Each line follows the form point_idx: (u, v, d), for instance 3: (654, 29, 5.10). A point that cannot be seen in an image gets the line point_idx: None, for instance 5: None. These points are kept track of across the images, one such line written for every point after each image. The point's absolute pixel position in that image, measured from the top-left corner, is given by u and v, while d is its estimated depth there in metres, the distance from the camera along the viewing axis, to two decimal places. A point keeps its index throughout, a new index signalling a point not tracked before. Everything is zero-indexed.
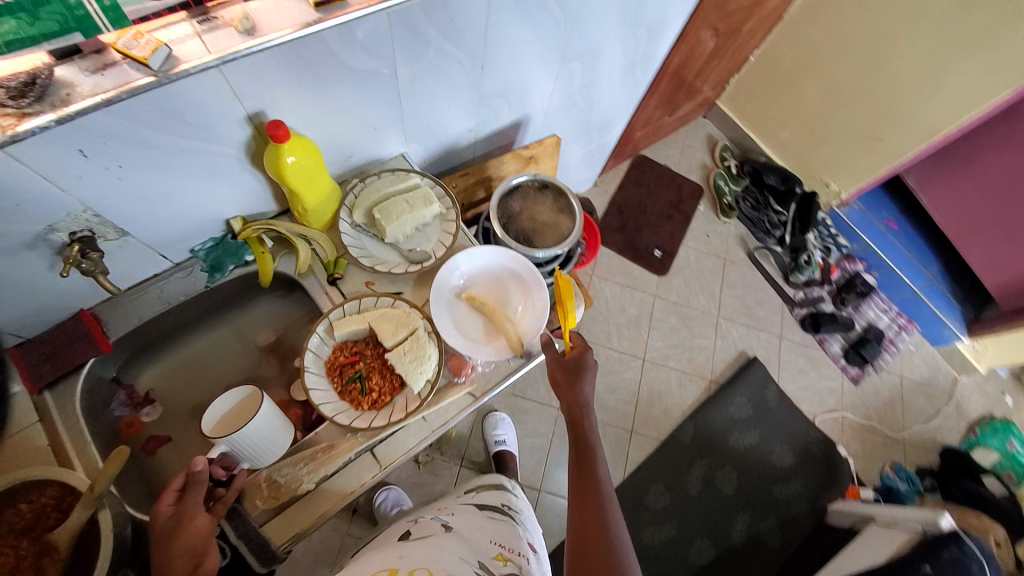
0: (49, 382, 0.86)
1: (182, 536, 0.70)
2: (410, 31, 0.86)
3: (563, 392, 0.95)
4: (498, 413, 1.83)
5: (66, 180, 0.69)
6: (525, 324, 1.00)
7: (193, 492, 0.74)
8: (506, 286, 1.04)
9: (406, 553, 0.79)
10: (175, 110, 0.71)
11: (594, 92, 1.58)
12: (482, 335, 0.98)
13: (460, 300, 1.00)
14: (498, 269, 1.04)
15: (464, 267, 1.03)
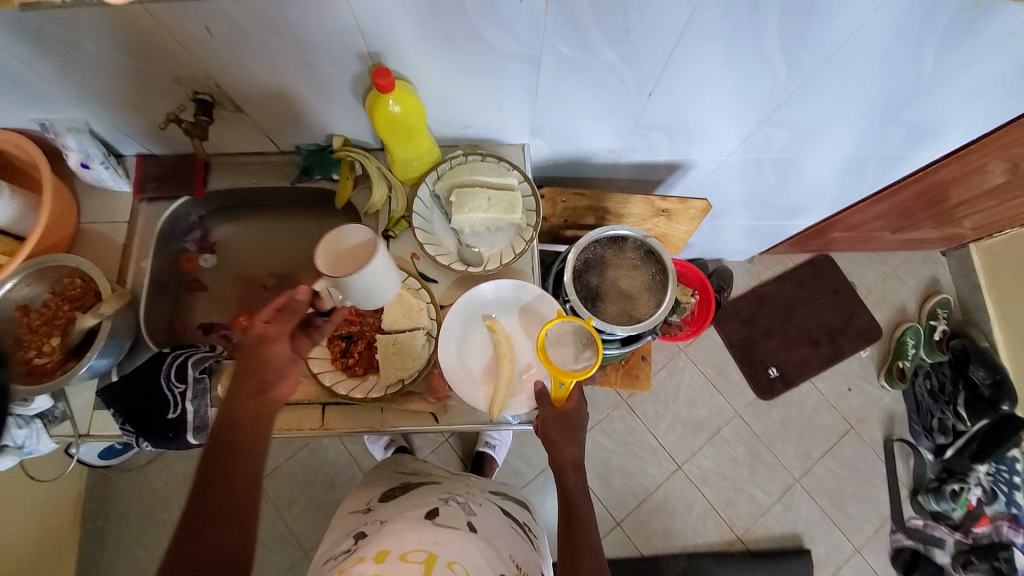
0: (150, 196, 1.00)
1: (267, 352, 0.67)
2: (569, 26, 0.72)
3: (554, 451, 0.81)
4: None
5: (195, 46, 0.74)
6: (524, 389, 0.91)
7: (286, 317, 0.68)
8: (532, 337, 0.95)
9: (442, 539, 0.69)
10: (294, 21, 0.69)
11: (792, 170, 1.24)
12: (477, 372, 0.92)
13: (479, 325, 0.95)
14: (536, 316, 0.95)
15: (498, 293, 0.95)
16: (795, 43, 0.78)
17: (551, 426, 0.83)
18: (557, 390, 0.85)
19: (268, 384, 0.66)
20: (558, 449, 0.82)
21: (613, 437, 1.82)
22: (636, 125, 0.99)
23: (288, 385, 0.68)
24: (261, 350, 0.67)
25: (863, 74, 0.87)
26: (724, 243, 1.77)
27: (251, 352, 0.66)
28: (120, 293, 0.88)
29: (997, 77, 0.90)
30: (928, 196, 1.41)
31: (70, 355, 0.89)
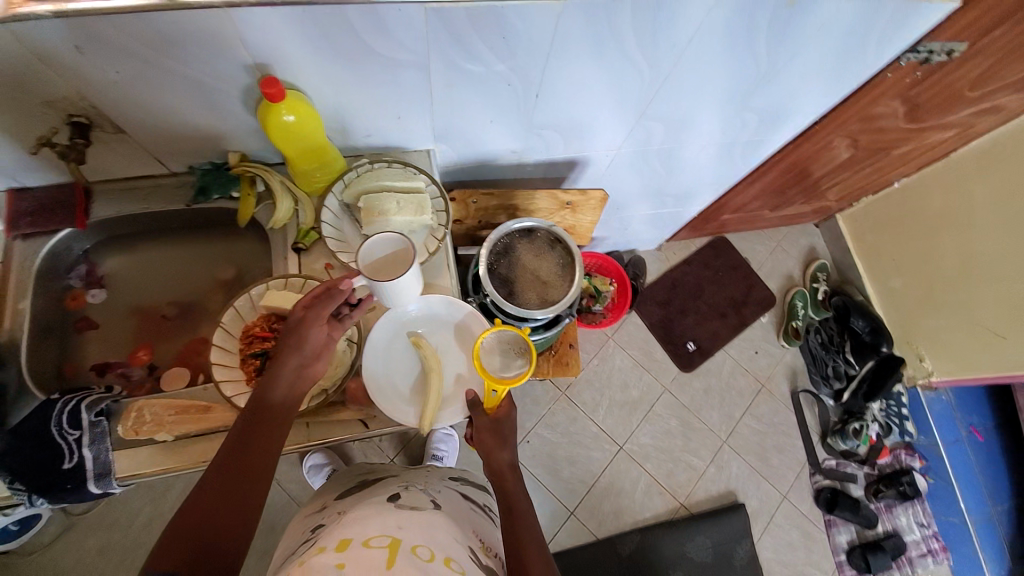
0: (23, 232, 0.90)
1: (305, 336, 0.76)
2: (453, 37, 0.78)
3: (490, 457, 0.86)
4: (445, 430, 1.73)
5: (63, 68, 0.71)
6: (454, 402, 0.93)
7: (325, 304, 0.78)
8: (460, 344, 0.97)
9: (406, 523, 0.70)
10: (171, 37, 0.69)
11: (677, 160, 1.40)
12: (406, 390, 0.93)
13: (405, 342, 0.96)
14: (461, 324, 0.98)
15: (425, 308, 0.97)
16: (651, 43, 0.90)
17: (484, 433, 0.88)
18: (491, 397, 0.91)
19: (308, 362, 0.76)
20: (491, 454, 0.86)
21: (557, 429, 1.88)
22: (532, 125, 1.07)
23: (323, 364, 0.78)
24: (302, 333, 0.77)
25: (714, 66, 1.02)
26: (634, 233, 1.92)
27: (293, 331, 0.76)
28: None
29: (816, 65, 1.09)
30: (790, 174, 1.65)
31: None
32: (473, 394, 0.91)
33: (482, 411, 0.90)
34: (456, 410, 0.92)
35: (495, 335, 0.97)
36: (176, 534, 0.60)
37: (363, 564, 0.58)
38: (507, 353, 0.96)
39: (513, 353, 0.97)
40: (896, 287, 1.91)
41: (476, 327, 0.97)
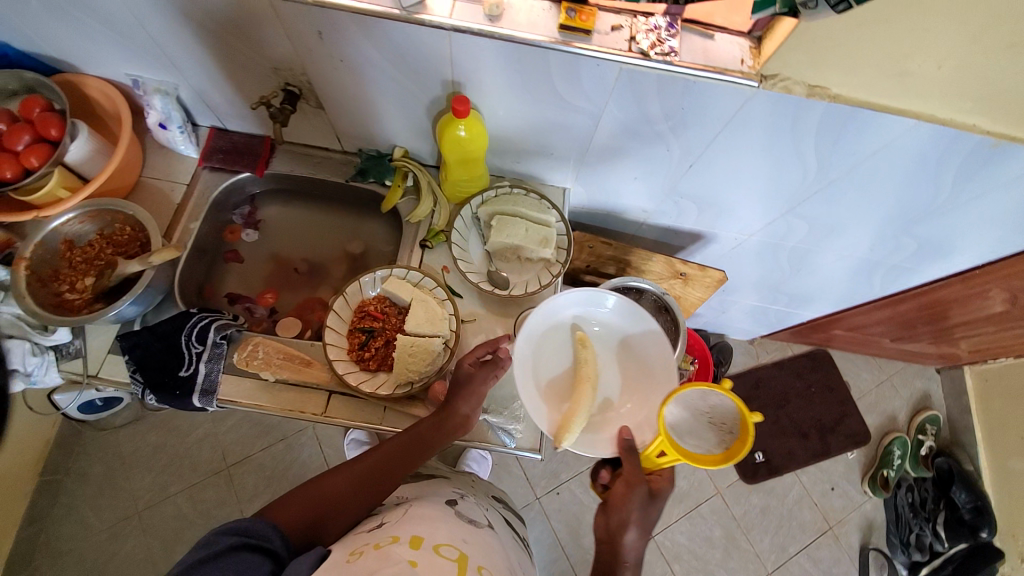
0: (213, 165, 1.06)
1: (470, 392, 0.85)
2: (634, 97, 0.81)
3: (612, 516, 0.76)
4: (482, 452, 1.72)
5: (302, 46, 0.83)
6: (601, 428, 0.89)
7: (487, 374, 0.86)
8: (623, 360, 0.93)
9: (469, 539, 0.71)
10: (396, 42, 0.78)
11: (806, 262, 1.32)
12: (556, 385, 0.91)
13: (567, 340, 0.94)
14: (632, 340, 0.94)
15: (603, 315, 0.95)
16: (828, 144, 0.87)
17: (621, 495, 0.76)
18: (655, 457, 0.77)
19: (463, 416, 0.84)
20: (621, 525, 0.74)
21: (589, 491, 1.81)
22: (671, 191, 1.07)
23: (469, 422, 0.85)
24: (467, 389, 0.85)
25: (885, 185, 0.95)
26: (731, 319, 1.81)
27: (459, 381, 0.86)
28: (171, 248, 0.90)
29: (1003, 212, 0.98)
30: (928, 310, 1.48)
31: (98, 297, 0.93)
32: (629, 442, 0.82)
33: (636, 465, 0.80)
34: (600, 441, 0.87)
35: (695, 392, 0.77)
36: (302, 492, 0.74)
37: (435, 568, 0.60)
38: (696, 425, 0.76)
39: (712, 426, 0.73)
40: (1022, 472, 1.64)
41: (649, 350, 0.92)
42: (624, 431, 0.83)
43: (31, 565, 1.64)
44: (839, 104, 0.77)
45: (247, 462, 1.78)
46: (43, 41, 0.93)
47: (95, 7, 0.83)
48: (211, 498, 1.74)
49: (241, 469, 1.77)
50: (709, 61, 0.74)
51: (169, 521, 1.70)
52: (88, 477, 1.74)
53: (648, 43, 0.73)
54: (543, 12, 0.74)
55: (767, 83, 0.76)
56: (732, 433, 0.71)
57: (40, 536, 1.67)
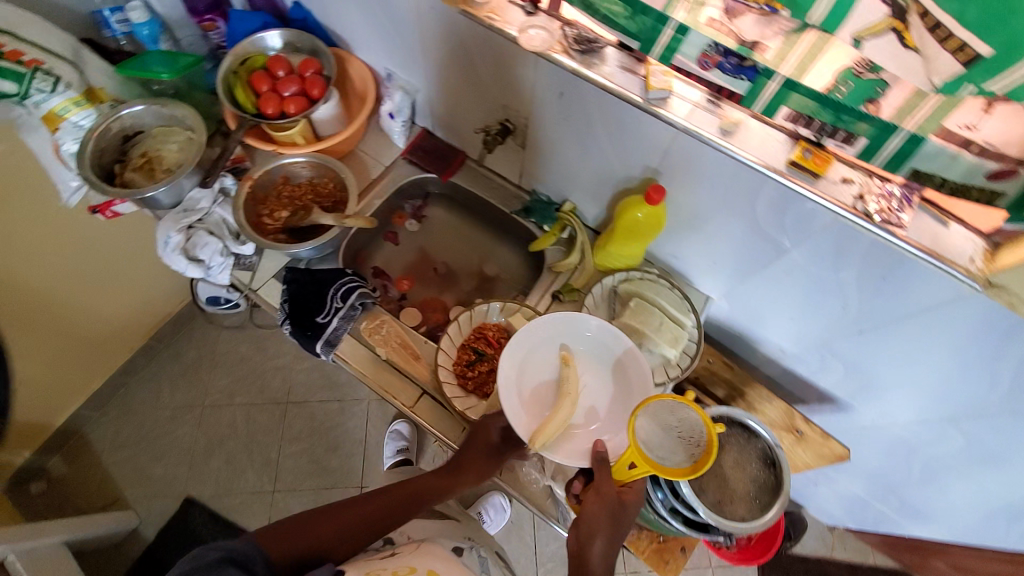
0: (412, 160, 1.21)
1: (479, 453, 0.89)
2: (833, 246, 0.80)
3: (585, 528, 0.77)
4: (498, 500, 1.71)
5: (538, 98, 0.92)
6: (578, 440, 0.89)
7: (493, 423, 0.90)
8: (606, 380, 0.94)
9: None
10: (623, 123, 0.84)
11: (937, 477, 1.16)
12: (537, 399, 0.91)
13: (553, 355, 0.94)
14: (615, 359, 0.94)
15: (594, 336, 0.95)
16: None
17: (597, 513, 0.79)
18: (625, 470, 0.81)
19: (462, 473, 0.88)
20: (592, 536, 0.76)
21: None
22: (825, 344, 1.01)
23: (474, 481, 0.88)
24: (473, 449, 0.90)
25: None
26: (813, 494, 1.62)
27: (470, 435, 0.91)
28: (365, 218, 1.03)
29: None
30: None
31: (285, 230, 1.07)
32: (602, 453, 0.85)
33: (608, 478, 0.83)
34: (577, 452, 0.87)
35: (659, 403, 0.80)
36: (314, 518, 0.78)
37: None
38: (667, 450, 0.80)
39: (676, 437, 0.78)
40: None
41: (636, 376, 0.91)
42: (598, 445, 0.85)
43: (103, 410, 1.84)
44: None
45: (301, 406, 1.90)
46: (340, 24, 1.13)
47: (394, 18, 1.00)
48: (262, 423, 1.87)
49: (295, 410, 1.89)
50: (935, 245, 0.71)
51: (221, 426, 1.85)
52: (180, 357, 1.93)
53: (876, 206, 0.72)
54: (777, 143, 0.75)
55: (990, 291, 0.69)
56: (698, 442, 0.76)
57: (122, 387, 1.87)
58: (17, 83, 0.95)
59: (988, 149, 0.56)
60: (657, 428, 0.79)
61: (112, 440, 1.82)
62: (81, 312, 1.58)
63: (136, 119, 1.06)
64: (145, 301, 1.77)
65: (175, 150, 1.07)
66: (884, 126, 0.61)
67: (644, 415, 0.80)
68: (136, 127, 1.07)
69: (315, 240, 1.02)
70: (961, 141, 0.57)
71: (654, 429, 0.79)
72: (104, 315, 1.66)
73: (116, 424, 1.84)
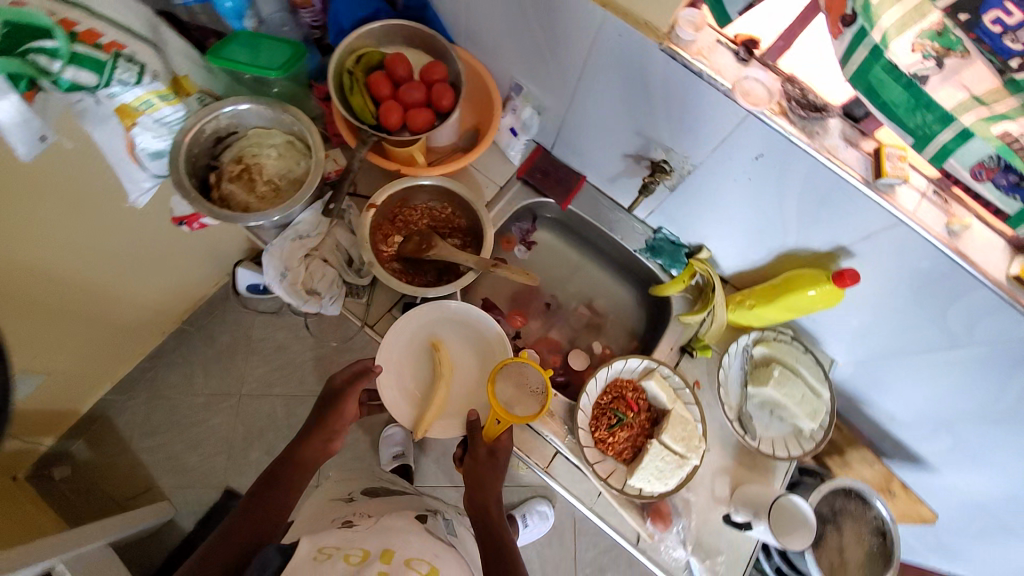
0: (527, 181, 1.10)
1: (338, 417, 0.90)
2: (1019, 356, 0.77)
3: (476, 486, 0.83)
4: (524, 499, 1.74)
5: (720, 150, 0.82)
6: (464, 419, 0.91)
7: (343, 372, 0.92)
8: (478, 358, 0.94)
9: (441, 555, 0.75)
10: (829, 199, 0.76)
11: (1002, 539, 1.22)
12: (414, 389, 0.92)
13: (423, 345, 0.94)
14: (483, 333, 0.94)
15: (453, 311, 0.94)
16: None
17: (483, 471, 0.84)
18: (494, 427, 0.85)
19: (333, 434, 0.90)
20: (479, 488, 0.84)
21: None
22: (945, 422, 1.01)
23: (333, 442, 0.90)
24: (331, 402, 0.90)
25: None
26: None
27: (328, 398, 0.91)
28: (527, 272, 0.90)
29: None
30: None
31: (398, 258, 0.96)
32: (473, 421, 0.87)
33: (478, 439, 0.86)
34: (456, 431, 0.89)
35: (510, 364, 0.86)
36: (217, 547, 0.71)
37: None
38: (784, 513, 0.84)
39: (530, 389, 0.84)
40: None
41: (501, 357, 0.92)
42: (471, 412, 0.88)
43: (130, 392, 1.67)
44: None
45: None
46: (468, 23, 0.97)
47: (552, 33, 0.85)
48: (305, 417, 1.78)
49: None
50: None
51: (260, 417, 1.69)
52: (215, 341, 1.74)
53: None
54: (998, 250, 0.70)
55: None
56: (542, 387, 0.84)
57: (149, 371, 1.69)
58: (98, 74, 0.78)
59: None
60: (513, 386, 0.85)
61: (141, 425, 1.66)
62: (124, 297, 1.38)
63: (234, 118, 0.92)
64: (186, 282, 1.57)
65: (276, 159, 0.94)
66: None
67: (500, 377, 0.85)
68: (230, 127, 0.93)
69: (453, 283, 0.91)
70: None
71: (506, 387, 0.84)
72: (145, 300, 1.47)
73: (146, 407, 1.67)
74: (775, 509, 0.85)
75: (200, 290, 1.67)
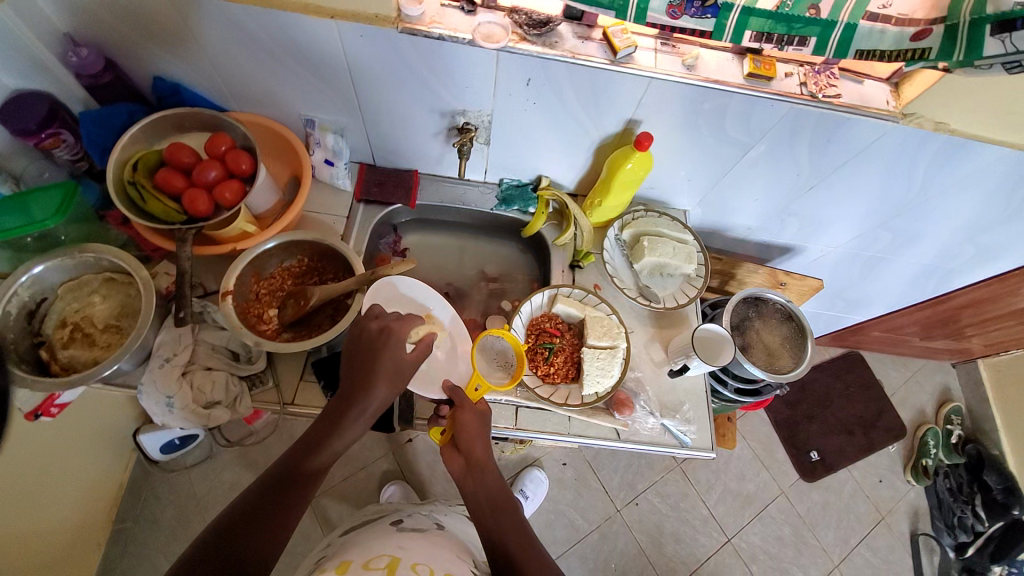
0: (368, 199, 1.12)
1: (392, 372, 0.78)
2: (790, 132, 0.96)
3: (467, 435, 0.82)
4: (536, 471, 1.82)
5: (500, 90, 0.91)
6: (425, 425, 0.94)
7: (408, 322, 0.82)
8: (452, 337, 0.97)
9: (406, 545, 0.74)
10: (598, 87, 0.88)
11: (875, 270, 1.50)
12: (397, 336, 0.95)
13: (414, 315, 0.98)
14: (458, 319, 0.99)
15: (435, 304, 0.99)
16: (936, 169, 1.05)
17: (469, 427, 0.83)
18: (472, 392, 0.90)
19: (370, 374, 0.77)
20: (472, 440, 0.82)
21: (667, 499, 1.89)
22: (786, 210, 1.22)
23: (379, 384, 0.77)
24: (367, 356, 0.78)
25: (970, 201, 1.14)
26: None
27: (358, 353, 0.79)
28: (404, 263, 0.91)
29: None
30: (955, 313, 1.72)
31: (283, 327, 0.95)
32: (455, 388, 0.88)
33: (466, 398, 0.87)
34: None
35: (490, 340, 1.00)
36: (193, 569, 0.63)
37: None
38: (706, 341, 1.00)
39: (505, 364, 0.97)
40: None
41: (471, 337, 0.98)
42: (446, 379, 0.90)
43: None
44: (958, 136, 0.95)
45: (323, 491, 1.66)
46: (230, 88, 0.98)
47: (309, 58, 0.89)
48: None
49: (326, 501, 1.61)
50: (863, 101, 0.91)
51: None
52: (160, 521, 1.55)
53: (817, 86, 0.89)
54: (728, 61, 0.88)
55: (906, 120, 0.92)
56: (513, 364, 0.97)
57: None
58: None
59: (903, 19, 0.74)
60: (493, 356, 0.99)
61: None
62: (32, 528, 1.19)
63: (35, 285, 0.85)
64: (90, 483, 1.39)
65: (103, 302, 0.88)
66: (827, 23, 0.75)
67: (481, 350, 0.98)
68: (36, 296, 0.86)
69: (344, 320, 0.92)
70: (884, 18, 0.75)
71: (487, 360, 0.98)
72: (57, 522, 1.27)
73: None
74: (696, 340, 0.99)
75: (114, 480, 1.49)
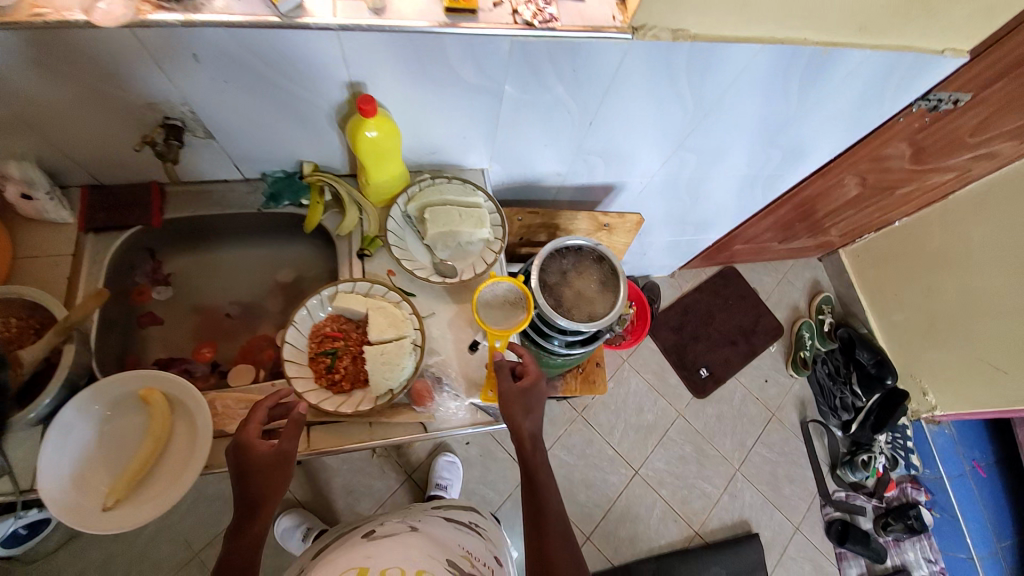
0: (96, 227, 0.95)
1: (276, 472, 0.74)
2: (529, 67, 0.88)
3: (515, 424, 0.83)
4: (450, 454, 1.79)
5: (175, 72, 0.76)
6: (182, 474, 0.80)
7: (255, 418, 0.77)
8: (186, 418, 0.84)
9: (374, 552, 0.73)
10: (286, 54, 0.76)
11: (703, 190, 1.50)
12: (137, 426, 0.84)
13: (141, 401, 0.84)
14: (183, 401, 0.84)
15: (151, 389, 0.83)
16: (700, 81, 1.00)
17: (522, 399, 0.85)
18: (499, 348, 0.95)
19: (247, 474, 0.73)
20: (519, 425, 0.83)
21: (572, 450, 1.92)
22: (582, 149, 1.15)
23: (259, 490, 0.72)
24: (238, 470, 0.73)
25: (755, 101, 1.11)
26: (651, 259, 2.02)
27: (238, 468, 0.73)
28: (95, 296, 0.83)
29: (847, 108, 1.19)
30: (802, 210, 1.79)
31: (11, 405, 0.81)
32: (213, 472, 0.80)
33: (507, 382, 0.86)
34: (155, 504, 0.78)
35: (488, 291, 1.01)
36: None
37: None
38: (506, 303, 1.01)
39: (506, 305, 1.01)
40: (896, 322, 2.06)
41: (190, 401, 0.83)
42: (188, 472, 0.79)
43: None
44: (700, 42, 0.90)
45: None
46: None
47: None
48: None
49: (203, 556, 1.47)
50: (586, 21, 0.83)
51: None
52: None
53: (530, 14, 0.80)
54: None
55: (638, 34, 0.85)
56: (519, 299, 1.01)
57: None
58: None
59: None
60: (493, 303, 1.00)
61: None
62: None
63: None
64: None
65: None
66: None
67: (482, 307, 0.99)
68: None
69: (53, 382, 0.81)
70: None
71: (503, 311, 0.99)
72: None
73: None
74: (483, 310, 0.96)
75: None
